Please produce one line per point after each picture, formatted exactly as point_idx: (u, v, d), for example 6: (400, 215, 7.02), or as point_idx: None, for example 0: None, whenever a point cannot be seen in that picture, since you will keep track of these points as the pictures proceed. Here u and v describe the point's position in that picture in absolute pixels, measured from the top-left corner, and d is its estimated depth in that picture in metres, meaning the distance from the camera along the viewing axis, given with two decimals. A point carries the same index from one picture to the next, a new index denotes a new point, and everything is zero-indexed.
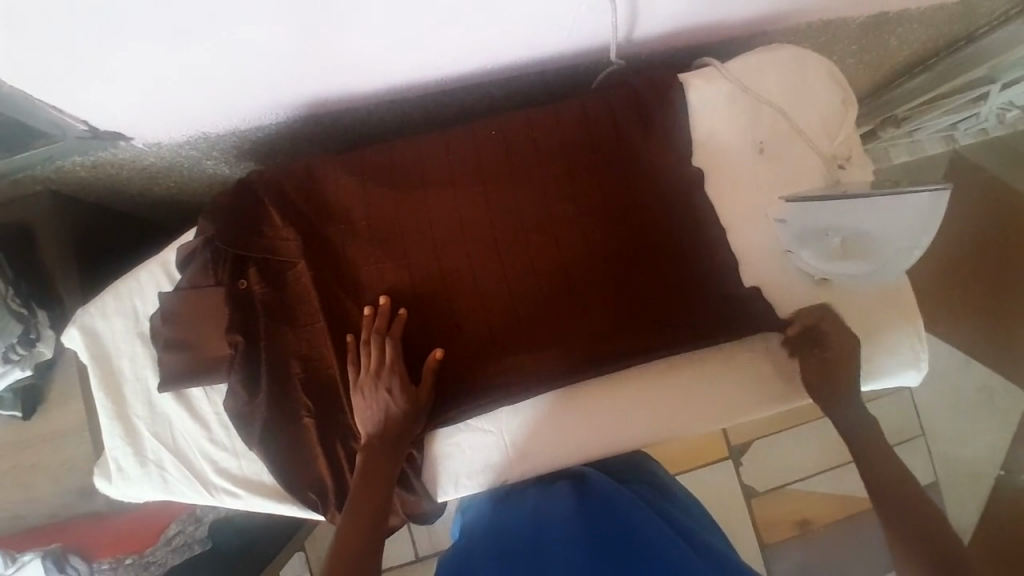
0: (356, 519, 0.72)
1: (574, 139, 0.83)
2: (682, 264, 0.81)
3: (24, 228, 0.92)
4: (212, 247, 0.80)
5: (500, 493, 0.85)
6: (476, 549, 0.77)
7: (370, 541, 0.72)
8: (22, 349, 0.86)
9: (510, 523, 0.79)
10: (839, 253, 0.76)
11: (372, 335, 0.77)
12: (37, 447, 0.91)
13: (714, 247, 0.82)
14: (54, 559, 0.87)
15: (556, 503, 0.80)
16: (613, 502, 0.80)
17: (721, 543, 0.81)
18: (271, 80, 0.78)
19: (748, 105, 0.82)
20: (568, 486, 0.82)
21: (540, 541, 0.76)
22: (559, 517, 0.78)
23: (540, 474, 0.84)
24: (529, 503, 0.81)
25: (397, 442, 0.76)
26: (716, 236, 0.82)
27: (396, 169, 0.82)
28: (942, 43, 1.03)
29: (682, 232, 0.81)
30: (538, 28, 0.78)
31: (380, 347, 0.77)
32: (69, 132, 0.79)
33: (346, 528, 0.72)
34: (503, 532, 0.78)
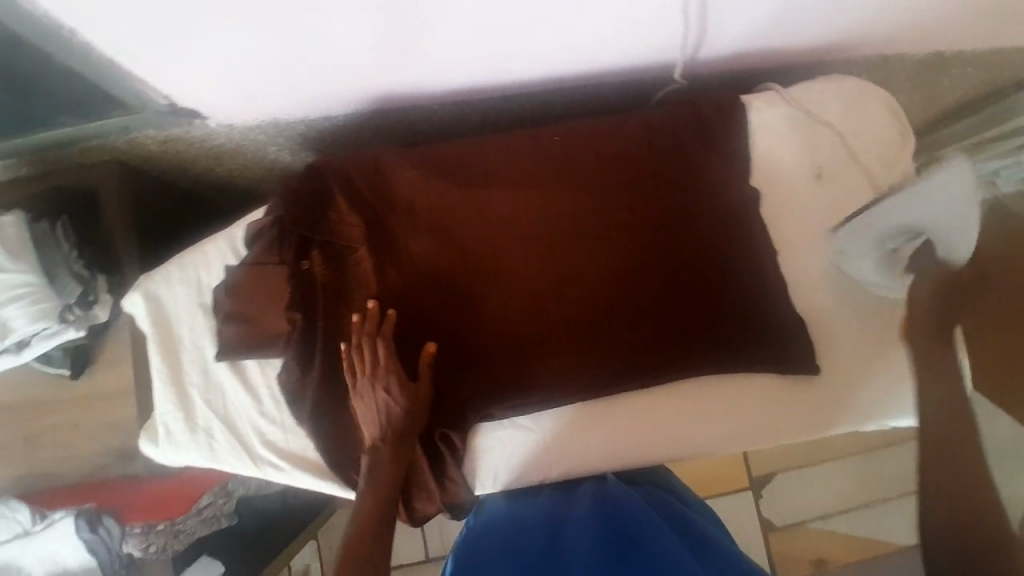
0: (365, 522, 0.73)
1: (636, 152, 0.85)
2: (698, 281, 0.83)
3: (89, 193, 0.95)
4: (279, 226, 0.83)
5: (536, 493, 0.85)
6: (490, 536, 0.80)
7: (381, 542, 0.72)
8: (79, 310, 0.90)
9: (526, 517, 0.81)
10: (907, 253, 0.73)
11: (360, 338, 0.77)
12: (84, 406, 0.94)
13: (724, 269, 0.83)
14: (87, 518, 0.89)
15: (577, 503, 0.82)
16: (628, 509, 0.80)
17: (719, 537, 0.82)
18: (350, 70, 0.81)
19: (809, 131, 0.84)
20: (592, 487, 0.84)
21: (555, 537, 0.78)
22: (577, 514, 0.80)
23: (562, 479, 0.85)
24: (547, 502, 0.83)
25: (403, 441, 0.78)
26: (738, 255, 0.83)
27: (460, 166, 0.85)
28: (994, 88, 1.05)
29: (712, 254, 0.83)
30: (611, 40, 0.81)
31: (372, 349, 0.77)
32: (149, 105, 0.82)
33: (357, 528, 0.73)
34: (517, 524, 0.80)
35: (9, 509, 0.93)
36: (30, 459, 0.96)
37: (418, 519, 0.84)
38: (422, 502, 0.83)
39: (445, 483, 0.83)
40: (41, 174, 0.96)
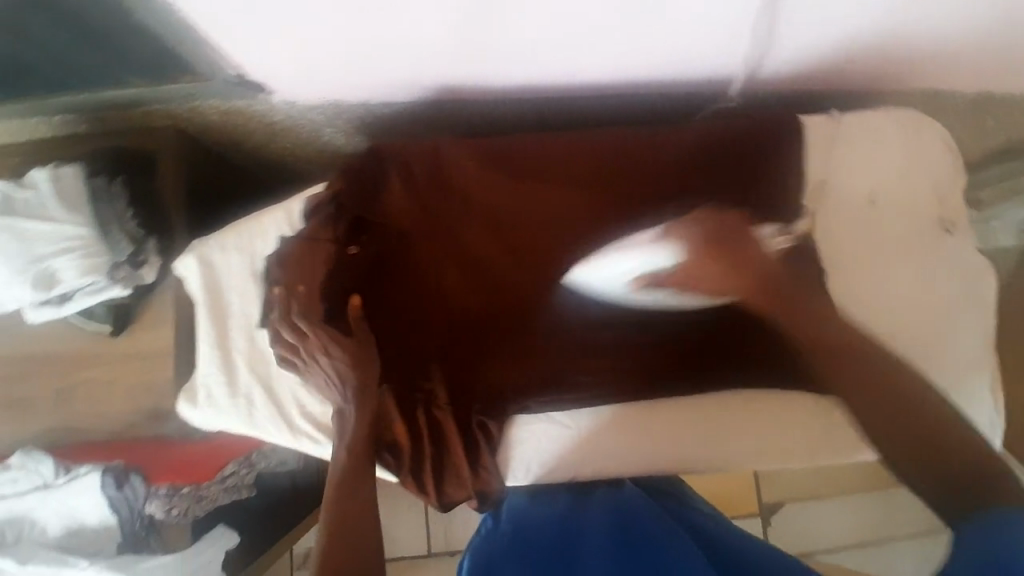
0: (344, 488, 0.75)
1: (691, 163, 0.86)
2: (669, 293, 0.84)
3: (146, 157, 0.96)
4: (337, 203, 0.85)
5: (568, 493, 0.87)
6: (510, 541, 0.83)
7: (363, 504, 0.75)
8: (127, 270, 0.90)
9: (545, 525, 0.84)
10: (752, 254, 0.76)
11: (284, 319, 0.80)
12: (122, 365, 0.95)
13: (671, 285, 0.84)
14: (114, 474, 0.91)
15: (593, 513, 0.85)
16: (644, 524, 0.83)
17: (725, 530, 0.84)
18: (422, 59, 0.82)
19: (864, 159, 0.85)
20: (607, 495, 0.87)
21: (571, 551, 0.81)
22: (594, 529, 0.83)
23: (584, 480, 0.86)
24: (565, 508, 0.86)
25: (363, 391, 0.78)
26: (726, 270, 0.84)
27: (518, 161, 0.86)
28: None
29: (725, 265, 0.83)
30: (678, 50, 0.82)
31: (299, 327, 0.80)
32: (221, 74, 0.83)
33: (334, 493, 0.75)
34: (537, 533, 0.83)
35: (33, 460, 0.93)
36: (62, 413, 0.97)
37: (447, 503, 0.85)
38: (453, 488, 0.85)
39: (478, 470, 0.84)
40: (99, 133, 0.98)
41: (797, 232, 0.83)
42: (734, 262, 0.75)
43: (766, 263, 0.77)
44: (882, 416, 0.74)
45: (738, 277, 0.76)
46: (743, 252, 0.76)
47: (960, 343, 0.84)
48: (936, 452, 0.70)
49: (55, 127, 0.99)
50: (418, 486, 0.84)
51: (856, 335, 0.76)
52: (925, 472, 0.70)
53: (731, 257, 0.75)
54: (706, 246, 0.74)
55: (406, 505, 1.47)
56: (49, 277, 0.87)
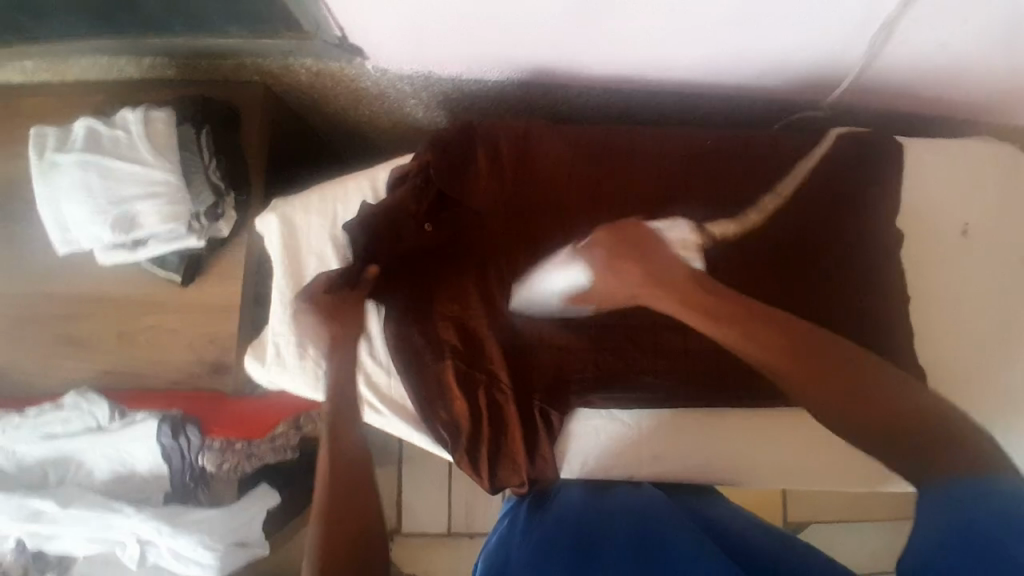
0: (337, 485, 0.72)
1: (783, 171, 0.85)
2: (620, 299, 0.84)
3: (231, 108, 0.96)
4: (424, 175, 0.84)
5: (602, 485, 0.84)
6: (521, 533, 0.76)
7: (359, 496, 0.72)
8: (205, 220, 0.91)
9: (556, 515, 0.78)
10: (666, 260, 0.70)
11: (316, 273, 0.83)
12: (185, 314, 0.95)
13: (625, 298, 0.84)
14: (171, 424, 0.91)
15: (617, 506, 0.78)
16: (659, 508, 0.75)
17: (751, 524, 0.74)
18: (524, 38, 0.82)
19: (956, 187, 0.84)
20: (626, 490, 0.83)
21: (589, 539, 0.72)
22: (606, 516, 0.76)
23: (624, 480, 0.85)
24: (580, 500, 0.81)
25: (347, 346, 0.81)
26: (746, 283, 0.81)
27: (608, 151, 0.85)
28: None
29: (770, 273, 0.82)
30: (783, 54, 0.81)
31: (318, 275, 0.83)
32: (323, 34, 0.83)
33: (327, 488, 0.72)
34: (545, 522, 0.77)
35: (87, 401, 0.94)
36: (122, 356, 0.98)
37: (499, 489, 0.85)
38: (507, 473, 0.84)
39: (535, 459, 0.84)
40: (187, 80, 1.00)
41: (706, 233, 0.83)
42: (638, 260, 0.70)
43: (682, 274, 0.69)
44: (829, 397, 0.60)
45: (679, 288, 0.68)
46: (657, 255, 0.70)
47: None
48: (901, 421, 0.56)
49: (144, 69, 1.00)
50: (473, 469, 0.83)
51: (795, 324, 0.64)
52: (900, 453, 0.56)
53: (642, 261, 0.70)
54: (607, 248, 0.72)
55: (431, 486, 1.47)
56: (130, 221, 0.87)
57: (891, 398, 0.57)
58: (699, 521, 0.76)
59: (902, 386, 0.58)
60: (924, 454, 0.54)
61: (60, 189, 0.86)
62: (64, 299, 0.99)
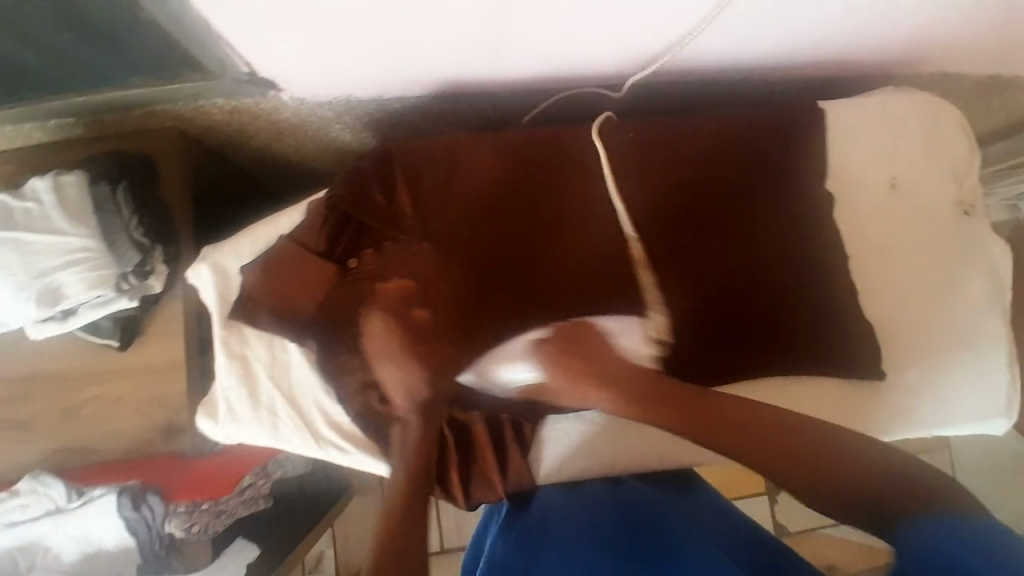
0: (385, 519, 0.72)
1: (712, 149, 0.85)
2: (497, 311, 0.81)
3: (148, 160, 0.93)
4: (338, 212, 0.82)
5: (573, 483, 0.85)
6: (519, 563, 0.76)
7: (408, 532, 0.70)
8: (134, 280, 0.87)
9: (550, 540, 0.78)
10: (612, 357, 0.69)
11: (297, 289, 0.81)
12: (128, 379, 0.91)
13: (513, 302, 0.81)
14: (130, 496, 0.88)
15: (591, 501, 0.82)
16: (648, 514, 0.78)
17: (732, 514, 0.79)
18: (436, 52, 0.80)
19: (881, 143, 0.85)
20: (604, 487, 0.84)
21: (578, 531, 0.78)
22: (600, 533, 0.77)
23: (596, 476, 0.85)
24: (564, 511, 0.81)
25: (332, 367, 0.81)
26: (674, 273, 0.83)
27: (534, 155, 0.85)
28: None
29: (702, 260, 0.83)
30: (695, 38, 0.81)
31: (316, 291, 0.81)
32: (229, 71, 0.80)
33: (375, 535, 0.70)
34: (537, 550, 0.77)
35: (43, 484, 0.91)
36: (69, 433, 0.94)
37: (476, 505, 0.84)
38: (481, 490, 0.83)
39: (508, 471, 0.83)
40: (98, 137, 0.96)
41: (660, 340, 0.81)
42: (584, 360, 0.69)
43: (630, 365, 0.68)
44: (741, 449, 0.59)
45: (625, 387, 0.67)
46: (596, 353, 0.69)
47: (977, 322, 0.84)
48: (827, 469, 0.55)
49: (50, 131, 0.95)
50: (445, 492, 0.83)
51: (732, 404, 0.61)
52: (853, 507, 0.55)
53: (580, 359, 0.69)
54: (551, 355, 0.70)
55: None
56: (54, 293, 0.83)
57: (803, 451, 0.57)
58: (671, 501, 0.81)
59: (792, 428, 0.58)
60: (890, 499, 0.54)
61: None
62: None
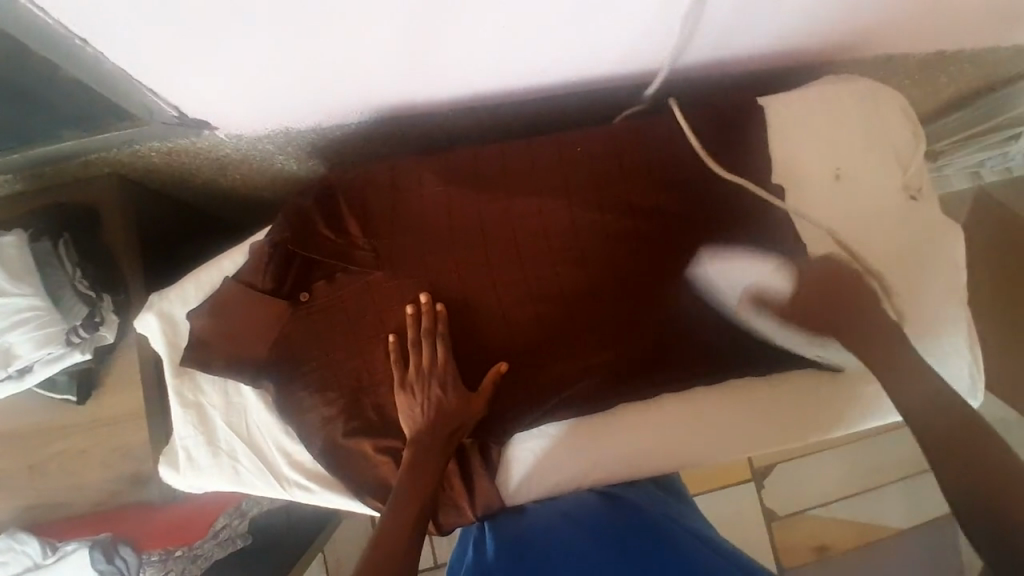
0: (380, 545, 0.72)
1: (655, 153, 0.84)
2: (453, 335, 0.82)
3: (90, 209, 0.92)
4: (284, 249, 0.81)
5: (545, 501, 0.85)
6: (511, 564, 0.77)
7: (405, 549, 0.72)
8: (85, 332, 0.86)
9: (544, 545, 0.78)
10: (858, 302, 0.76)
11: (248, 329, 0.80)
12: (88, 433, 0.90)
13: (466, 327, 0.82)
14: (103, 549, 0.86)
15: (585, 513, 0.82)
16: (642, 520, 0.80)
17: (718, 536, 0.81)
18: (368, 80, 0.79)
19: (823, 134, 0.85)
20: (594, 498, 0.84)
21: (571, 538, 0.79)
22: (598, 537, 0.78)
23: (568, 489, 0.85)
24: (559, 518, 0.82)
25: (291, 406, 0.81)
26: (627, 280, 0.83)
27: (479, 172, 0.85)
28: (975, 90, 1.08)
29: (654, 265, 0.83)
30: (628, 46, 0.80)
31: (268, 327, 0.80)
32: (157, 116, 0.79)
33: (374, 555, 0.71)
34: (532, 554, 0.77)
35: (18, 542, 0.90)
36: (35, 491, 0.92)
37: (449, 530, 0.84)
38: (453, 516, 0.83)
39: (476, 496, 0.83)
40: (37, 189, 0.94)
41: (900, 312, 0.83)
42: (852, 316, 0.76)
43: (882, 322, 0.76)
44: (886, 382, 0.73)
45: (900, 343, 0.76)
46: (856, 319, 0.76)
47: (931, 305, 0.84)
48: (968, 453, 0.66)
49: None
50: None
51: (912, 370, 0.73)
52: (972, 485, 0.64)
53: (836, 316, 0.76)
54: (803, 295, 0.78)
55: None
56: (5, 353, 0.83)
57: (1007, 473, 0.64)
58: (666, 513, 0.82)
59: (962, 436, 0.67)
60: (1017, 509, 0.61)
61: None
62: None
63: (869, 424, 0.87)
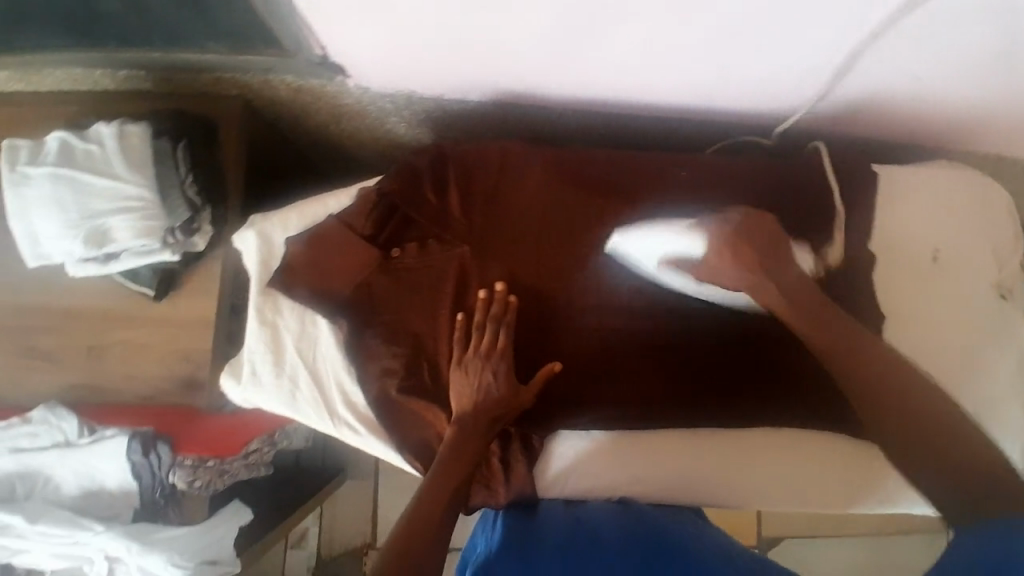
0: (417, 509, 0.74)
1: (760, 197, 0.86)
2: (519, 322, 0.83)
3: (210, 123, 0.96)
4: (387, 202, 0.84)
5: (568, 503, 0.86)
6: (514, 543, 0.77)
7: (439, 520, 0.73)
8: (180, 235, 0.90)
9: (553, 535, 0.79)
10: (788, 266, 0.71)
11: (336, 268, 0.82)
12: (155, 329, 0.94)
13: (533, 318, 0.84)
14: (141, 441, 0.90)
15: (603, 522, 0.81)
16: (654, 529, 0.79)
17: (729, 545, 0.80)
18: (506, 63, 0.82)
19: (927, 214, 0.86)
20: (611, 507, 0.84)
21: (583, 535, 0.79)
22: (608, 537, 0.78)
23: (594, 497, 0.86)
24: (574, 518, 0.82)
25: (356, 350, 0.83)
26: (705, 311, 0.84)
27: (586, 174, 0.87)
28: None
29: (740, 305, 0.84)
30: (759, 85, 0.82)
31: (352, 272, 0.83)
32: (303, 52, 0.82)
33: (411, 515, 0.74)
34: (539, 541, 0.78)
35: (56, 416, 0.93)
36: (91, 371, 0.96)
37: (475, 509, 0.85)
38: (484, 496, 0.84)
39: (511, 480, 0.84)
40: (164, 93, 0.98)
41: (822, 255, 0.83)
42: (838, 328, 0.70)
43: (800, 281, 0.71)
44: (848, 377, 0.68)
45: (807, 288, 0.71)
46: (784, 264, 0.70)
47: (1000, 406, 0.84)
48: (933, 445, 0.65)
49: (119, 81, 0.98)
50: None
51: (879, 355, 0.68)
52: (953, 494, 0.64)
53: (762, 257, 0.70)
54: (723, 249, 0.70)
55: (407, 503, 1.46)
56: (102, 234, 0.86)
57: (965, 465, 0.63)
58: (683, 528, 0.81)
59: None
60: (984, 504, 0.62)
61: (29, 199, 0.85)
62: (33, 313, 0.97)
63: (911, 509, 0.86)
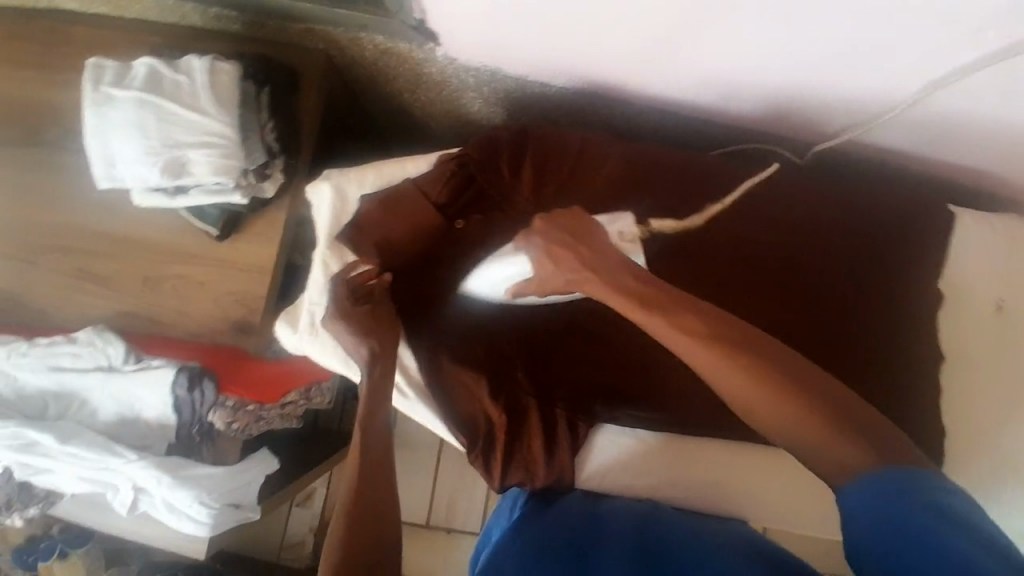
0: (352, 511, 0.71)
1: (834, 218, 0.86)
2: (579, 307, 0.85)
3: (293, 74, 0.96)
4: (466, 172, 0.84)
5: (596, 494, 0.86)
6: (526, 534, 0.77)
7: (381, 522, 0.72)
8: (252, 178, 0.91)
9: (563, 524, 0.78)
10: (605, 245, 0.65)
11: (401, 232, 0.81)
12: (214, 268, 0.95)
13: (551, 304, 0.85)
14: (188, 376, 0.91)
15: (617, 516, 0.79)
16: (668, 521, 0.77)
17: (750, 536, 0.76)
18: (601, 53, 0.82)
19: (998, 261, 0.86)
20: (629, 503, 0.83)
21: (593, 524, 0.77)
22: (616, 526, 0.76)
23: (622, 493, 0.86)
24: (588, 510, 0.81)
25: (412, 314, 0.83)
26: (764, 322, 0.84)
27: (664, 172, 0.87)
28: None
29: (800, 322, 0.85)
30: (851, 105, 0.82)
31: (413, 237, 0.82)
32: (403, 13, 0.83)
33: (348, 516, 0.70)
34: (552, 528, 0.77)
35: (103, 340, 0.94)
36: (144, 300, 0.97)
37: (508, 488, 0.85)
38: (519, 476, 0.84)
39: (553, 463, 0.85)
40: (251, 37, 0.98)
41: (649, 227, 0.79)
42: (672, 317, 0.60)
43: (620, 260, 0.64)
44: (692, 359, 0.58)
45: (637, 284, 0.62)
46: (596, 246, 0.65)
47: None
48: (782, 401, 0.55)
49: (208, 18, 0.98)
50: (485, 467, 0.84)
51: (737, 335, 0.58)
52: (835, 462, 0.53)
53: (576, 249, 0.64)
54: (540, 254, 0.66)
55: (418, 477, 1.47)
56: (179, 166, 0.87)
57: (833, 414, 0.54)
58: (701, 523, 0.79)
59: None
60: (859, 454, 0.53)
61: (110, 121, 0.86)
62: (94, 236, 0.98)
63: None
